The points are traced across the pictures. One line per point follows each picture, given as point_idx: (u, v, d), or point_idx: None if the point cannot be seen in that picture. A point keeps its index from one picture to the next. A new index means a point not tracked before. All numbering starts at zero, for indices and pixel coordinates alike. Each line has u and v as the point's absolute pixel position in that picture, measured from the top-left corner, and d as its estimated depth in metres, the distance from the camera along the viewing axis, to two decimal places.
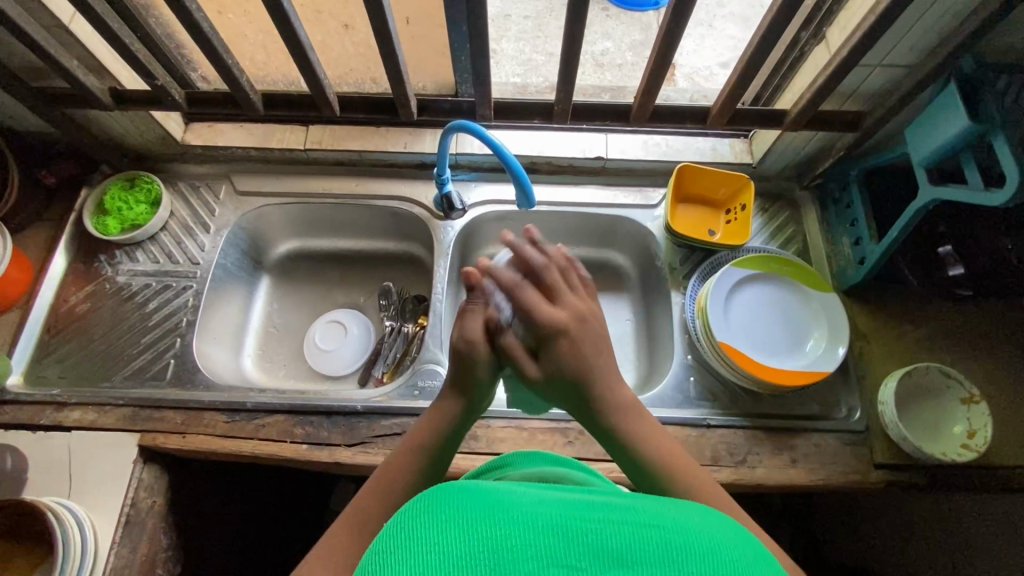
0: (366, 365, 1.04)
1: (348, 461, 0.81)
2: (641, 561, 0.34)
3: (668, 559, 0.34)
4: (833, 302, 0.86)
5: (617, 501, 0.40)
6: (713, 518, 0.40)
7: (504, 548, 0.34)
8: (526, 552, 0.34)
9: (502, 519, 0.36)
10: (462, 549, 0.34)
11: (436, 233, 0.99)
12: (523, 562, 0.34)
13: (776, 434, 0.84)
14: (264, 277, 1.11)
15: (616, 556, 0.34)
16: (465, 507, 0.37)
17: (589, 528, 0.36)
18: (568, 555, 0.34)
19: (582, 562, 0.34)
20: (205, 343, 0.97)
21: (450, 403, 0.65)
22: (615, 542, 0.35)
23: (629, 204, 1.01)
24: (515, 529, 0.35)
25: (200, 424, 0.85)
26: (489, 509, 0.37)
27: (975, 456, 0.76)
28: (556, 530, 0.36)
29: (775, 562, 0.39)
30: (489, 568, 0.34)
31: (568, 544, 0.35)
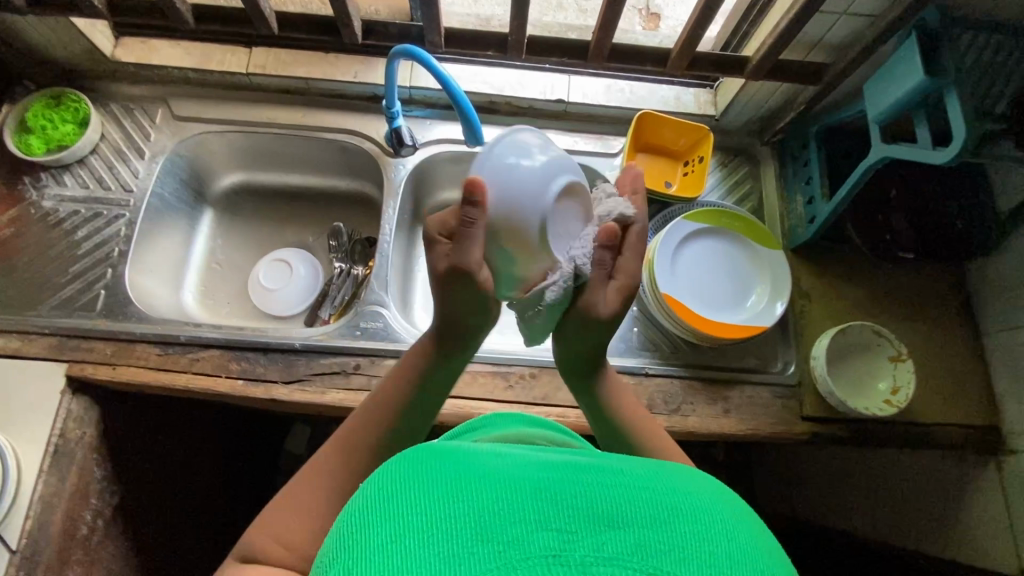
0: (313, 305, 1.02)
1: (284, 398, 0.80)
2: (631, 522, 0.33)
3: (658, 520, 0.33)
4: (778, 258, 0.87)
5: (605, 465, 0.39)
6: (700, 480, 0.39)
7: (490, 512, 0.32)
8: (512, 516, 0.32)
9: (487, 481, 0.34)
10: (448, 511, 0.32)
11: (387, 171, 0.95)
12: (508, 525, 0.32)
13: (713, 385, 0.86)
14: (208, 210, 1.07)
15: (605, 517, 0.33)
16: (447, 470, 0.35)
17: (580, 491, 0.34)
18: (557, 518, 0.32)
19: (570, 523, 0.32)
20: (140, 275, 0.93)
21: (427, 335, 0.63)
22: (604, 505, 0.33)
23: (589, 151, 0.99)
24: (500, 492, 0.34)
25: (130, 356, 0.82)
26: (473, 471, 0.35)
27: (895, 411, 0.80)
28: (542, 492, 0.34)
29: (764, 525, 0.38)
30: (476, 530, 0.32)
31: (555, 506, 0.33)
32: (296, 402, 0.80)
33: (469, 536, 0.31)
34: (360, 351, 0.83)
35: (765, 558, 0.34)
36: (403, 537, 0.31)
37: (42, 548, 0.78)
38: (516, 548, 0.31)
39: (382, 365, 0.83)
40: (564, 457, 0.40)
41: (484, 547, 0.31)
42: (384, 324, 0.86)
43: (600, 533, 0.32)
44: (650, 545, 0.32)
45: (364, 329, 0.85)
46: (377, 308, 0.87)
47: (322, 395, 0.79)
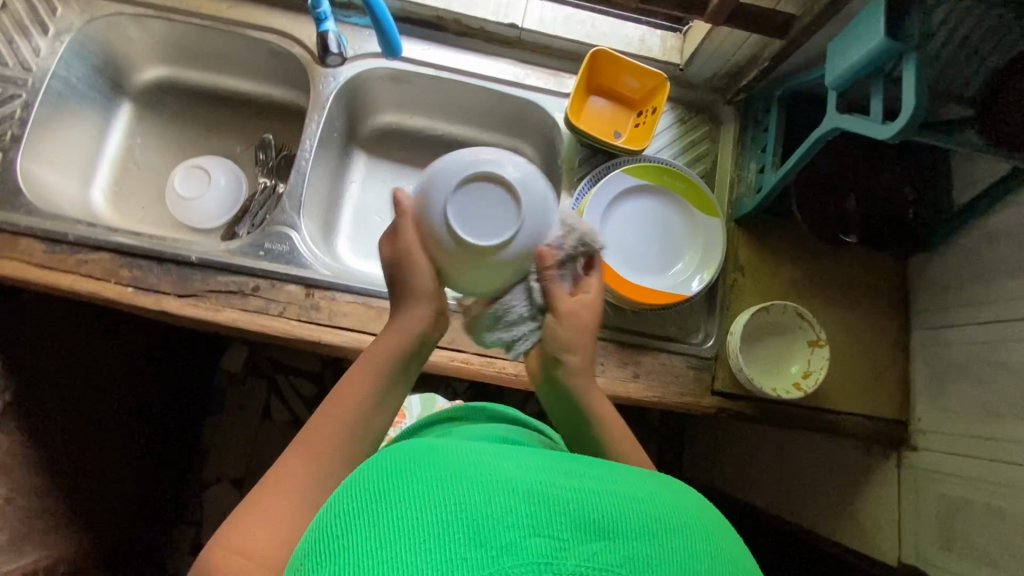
0: (232, 221, 0.96)
1: (174, 311, 0.76)
2: (623, 532, 0.33)
3: (646, 531, 0.34)
4: (714, 225, 0.82)
5: (598, 468, 0.39)
6: (685, 490, 0.40)
7: (483, 516, 0.32)
8: (508, 521, 0.32)
9: (484, 482, 0.34)
10: (440, 516, 0.32)
11: (316, 81, 0.88)
12: (500, 531, 0.32)
13: (627, 349, 0.84)
14: (126, 103, 0.99)
15: (597, 527, 0.33)
16: (439, 470, 0.35)
17: (575, 497, 0.34)
18: (551, 525, 0.33)
19: (563, 532, 0.32)
20: (38, 165, 0.86)
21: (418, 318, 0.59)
22: (597, 513, 0.34)
23: (539, 88, 0.92)
24: (493, 494, 0.33)
25: (13, 249, 0.77)
26: (466, 470, 0.35)
27: (801, 396, 0.78)
28: (537, 495, 0.34)
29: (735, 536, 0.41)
30: (470, 536, 0.31)
31: (549, 513, 0.33)
32: (187, 316, 0.76)
33: (460, 542, 0.31)
34: (261, 272, 0.78)
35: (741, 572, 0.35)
36: (393, 540, 0.31)
37: None
38: (508, 555, 0.31)
39: (283, 290, 0.78)
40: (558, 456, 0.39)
41: (477, 554, 0.31)
42: (291, 247, 0.81)
43: (587, 542, 0.33)
44: (637, 559, 0.33)
45: (268, 250, 0.80)
46: (286, 229, 0.82)
47: (213, 313, 0.76)
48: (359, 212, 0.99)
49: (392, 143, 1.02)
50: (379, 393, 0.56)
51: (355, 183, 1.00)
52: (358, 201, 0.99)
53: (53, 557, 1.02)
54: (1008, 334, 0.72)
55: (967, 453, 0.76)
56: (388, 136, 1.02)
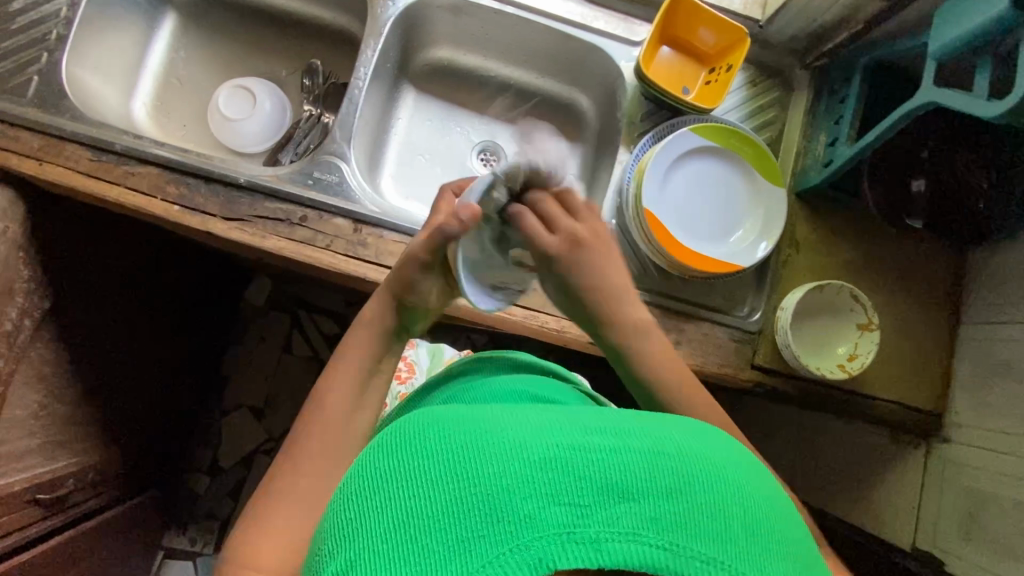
0: (274, 147, 0.93)
1: (221, 234, 0.75)
2: (644, 492, 0.35)
3: (670, 489, 0.36)
4: (779, 197, 0.79)
5: (618, 429, 0.40)
6: (709, 440, 0.42)
7: (500, 488, 0.35)
8: (526, 490, 0.35)
9: (500, 454, 0.36)
10: (459, 493, 0.35)
11: (374, 5, 0.84)
12: (520, 503, 0.34)
13: (671, 314, 0.83)
14: (170, 13, 0.95)
15: (617, 490, 0.35)
16: (455, 447, 0.38)
17: (593, 463, 0.36)
18: (570, 492, 0.35)
19: (586, 499, 0.35)
20: (83, 69, 0.83)
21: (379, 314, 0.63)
22: (616, 474, 0.36)
23: (606, 34, 0.87)
24: (511, 468, 0.36)
25: (59, 155, 0.75)
26: (483, 444, 0.37)
27: (844, 377, 0.77)
28: (555, 465, 0.36)
29: (761, 470, 0.43)
30: (488, 508, 0.34)
31: (568, 481, 0.35)
32: (233, 240, 0.75)
33: (484, 518, 0.34)
34: (309, 203, 0.76)
35: (762, 517, 0.37)
36: (416, 521, 0.35)
37: None
38: (529, 526, 0.34)
39: (330, 223, 0.77)
40: (576, 420, 0.41)
41: (498, 526, 0.34)
42: (340, 179, 0.78)
43: (611, 505, 0.35)
44: (661, 517, 0.35)
45: (317, 180, 0.78)
46: (335, 160, 0.80)
47: (259, 240, 0.74)
48: (405, 151, 0.96)
49: (443, 80, 0.98)
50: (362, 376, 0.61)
51: (402, 120, 0.97)
52: (404, 139, 0.96)
53: (81, 463, 1.04)
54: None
55: (1006, 449, 0.75)
56: (439, 73, 0.98)
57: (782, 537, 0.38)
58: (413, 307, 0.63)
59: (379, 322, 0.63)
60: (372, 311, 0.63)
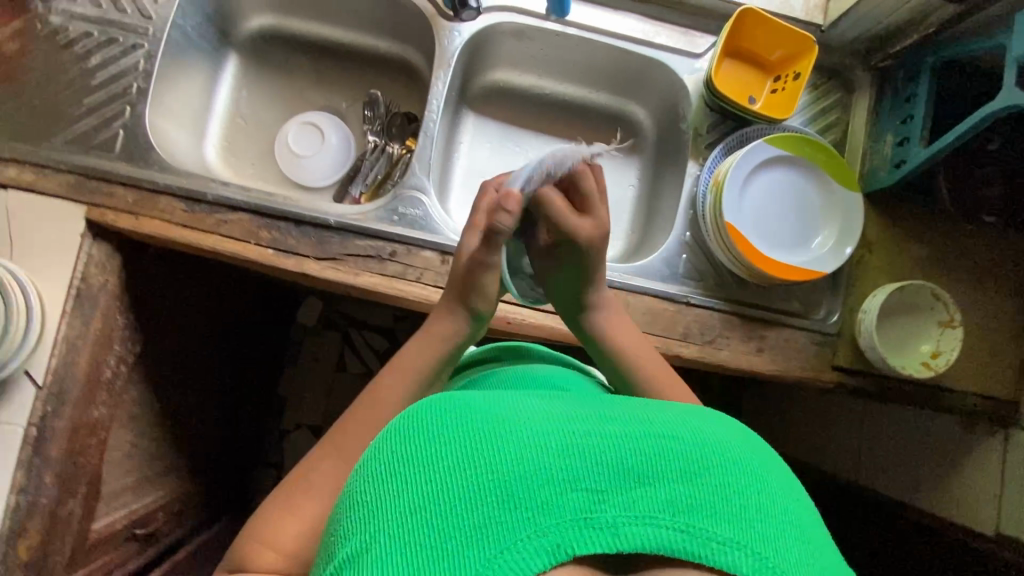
0: (343, 181, 0.95)
1: (316, 275, 0.77)
2: (663, 477, 0.35)
3: (689, 473, 0.35)
4: (855, 202, 0.80)
5: (629, 414, 0.40)
6: (725, 424, 0.42)
7: (515, 473, 0.35)
8: (543, 475, 0.34)
9: (516, 440, 0.36)
10: (473, 479, 0.35)
11: (439, 36, 0.85)
12: (537, 489, 0.34)
13: (750, 322, 0.84)
14: (232, 54, 0.96)
15: (635, 474, 0.35)
16: (464, 430, 0.37)
17: (607, 447, 0.36)
18: (587, 477, 0.34)
19: (602, 484, 0.34)
20: (161, 119, 0.85)
21: (455, 323, 0.66)
22: (635, 460, 0.35)
23: (668, 48, 0.88)
24: (525, 453, 0.35)
25: (154, 208, 0.77)
26: (492, 428, 0.37)
27: (931, 375, 0.78)
28: (568, 450, 0.35)
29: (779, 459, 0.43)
30: (502, 494, 0.34)
31: (583, 467, 0.35)
32: (328, 280, 0.77)
33: (496, 504, 0.34)
34: (397, 238, 0.78)
35: (784, 504, 0.37)
36: (426, 506, 0.34)
37: (67, 387, 0.77)
38: (546, 512, 0.33)
39: (419, 256, 0.78)
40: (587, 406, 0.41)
41: (513, 513, 0.33)
42: (424, 213, 0.80)
43: (628, 490, 0.34)
44: (681, 501, 0.34)
45: (401, 215, 0.80)
46: (416, 193, 0.81)
47: (354, 279, 0.76)
48: (469, 174, 0.97)
49: (500, 102, 1.00)
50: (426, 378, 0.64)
51: (464, 144, 0.98)
52: (467, 162, 0.98)
53: (167, 495, 1.07)
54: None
55: None
56: (496, 95, 0.99)
57: (805, 526, 0.37)
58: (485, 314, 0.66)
59: (455, 330, 0.66)
60: (447, 320, 0.66)
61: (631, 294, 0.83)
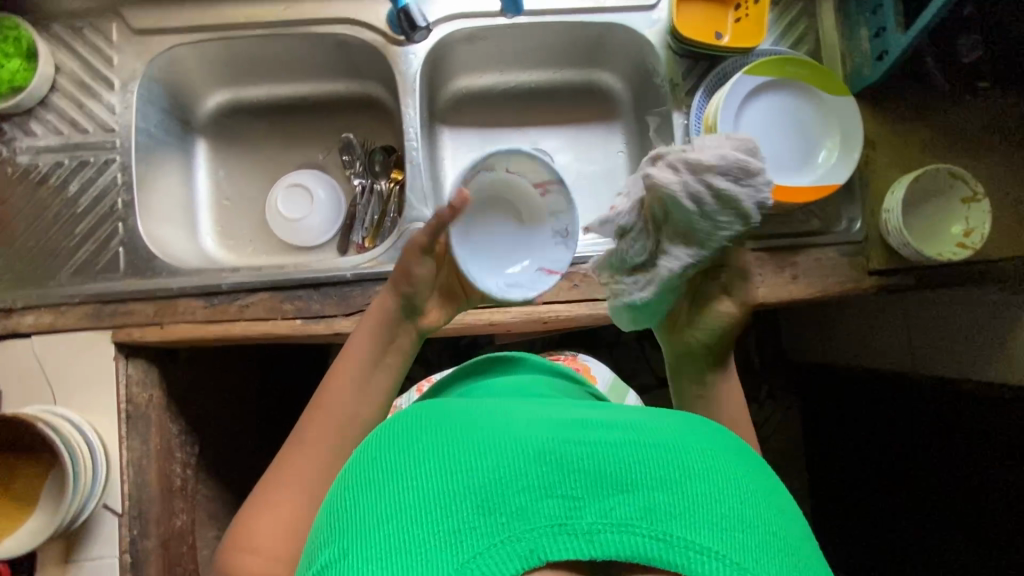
0: (342, 231, 0.95)
1: (348, 331, 0.77)
2: (639, 484, 0.39)
3: (666, 481, 0.39)
4: (849, 106, 0.79)
5: (611, 424, 0.44)
6: (703, 436, 0.45)
7: (495, 484, 0.38)
8: (520, 485, 0.38)
9: (499, 452, 0.40)
10: (453, 489, 0.38)
11: (396, 62, 0.84)
12: (516, 496, 0.38)
13: (778, 253, 0.84)
14: (199, 139, 0.96)
15: (614, 482, 0.39)
16: (451, 445, 0.41)
17: (588, 456, 0.40)
18: (565, 485, 0.38)
19: (578, 491, 0.38)
20: (154, 224, 0.85)
21: (384, 305, 0.66)
22: (613, 469, 0.39)
23: (621, 9, 0.87)
24: (507, 461, 0.39)
25: (175, 313, 0.77)
26: (477, 442, 0.41)
27: (970, 253, 0.78)
28: (548, 459, 0.39)
29: (760, 467, 0.46)
30: (482, 503, 0.37)
31: (562, 474, 0.39)
32: None
33: (476, 509, 0.37)
34: None
35: (757, 505, 0.40)
36: (407, 510, 0.37)
37: (146, 507, 0.77)
38: (522, 518, 0.37)
39: None
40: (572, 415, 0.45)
41: (489, 519, 0.37)
42: None
43: (605, 498, 0.38)
44: (656, 506, 0.38)
45: None
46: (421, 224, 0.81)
47: None
48: None
49: (470, 110, 0.99)
50: (368, 373, 0.64)
51: (447, 160, 0.98)
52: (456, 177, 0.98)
53: None
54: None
55: None
56: (464, 104, 0.99)
57: (784, 532, 0.40)
58: (415, 296, 0.66)
59: (385, 314, 0.66)
60: (380, 306, 0.67)
61: None
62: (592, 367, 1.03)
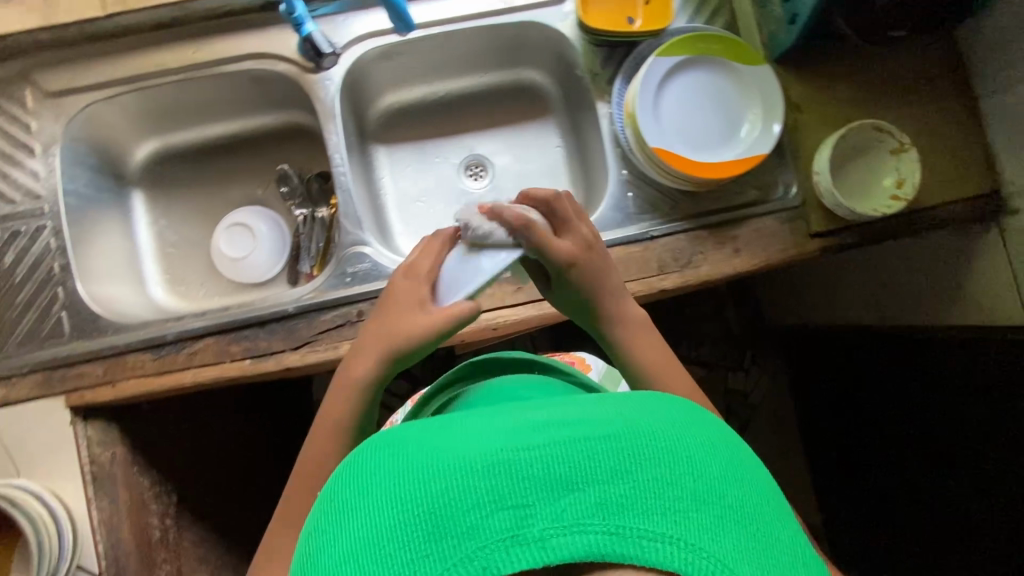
0: (290, 263, 0.95)
1: (298, 364, 0.77)
2: (592, 479, 0.36)
3: (620, 472, 0.36)
4: (767, 74, 0.79)
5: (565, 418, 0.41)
6: (663, 413, 0.43)
7: (441, 503, 0.36)
8: (468, 501, 0.36)
9: (444, 469, 0.37)
10: (400, 518, 0.36)
11: (313, 91, 0.83)
12: (463, 515, 0.35)
13: (718, 229, 0.84)
14: (134, 190, 0.96)
15: (564, 482, 0.36)
16: (398, 473, 0.38)
17: (535, 458, 0.37)
18: (513, 493, 0.36)
19: (529, 497, 0.35)
20: (97, 283, 0.85)
21: (361, 369, 0.66)
22: (563, 467, 0.36)
23: (531, 6, 0.86)
24: (452, 478, 0.37)
25: (125, 369, 0.78)
26: (423, 464, 0.38)
27: (904, 205, 0.78)
28: (494, 468, 0.37)
29: (727, 436, 0.44)
30: (430, 528, 0.35)
31: (510, 481, 0.36)
32: (311, 364, 0.77)
33: (425, 537, 0.35)
34: (357, 296, 0.78)
35: (720, 481, 0.38)
36: (358, 552, 0.36)
37: (123, 564, 0.77)
38: (472, 536, 0.34)
39: None
40: (523, 416, 0.42)
41: (438, 544, 0.34)
42: (372, 263, 0.80)
43: (557, 500, 0.35)
44: (610, 502, 0.35)
45: (352, 274, 0.80)
46: (358, 248, 0.81)
47: (333, 353, 0.76)
48: (402, 204, 0.98)
49: (402, 124, 0.99)
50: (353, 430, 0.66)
51: (385, 178, 0.98)
52: (396, 194, 0.98)
53: None
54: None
55: None
56: (394, 120, 0.99)
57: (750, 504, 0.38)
58: (390, 359, 0.66)
59: (362, 377, 0.66)
60: (354, 364, 0.66)
61: None
62: (586, 358, 1.05)
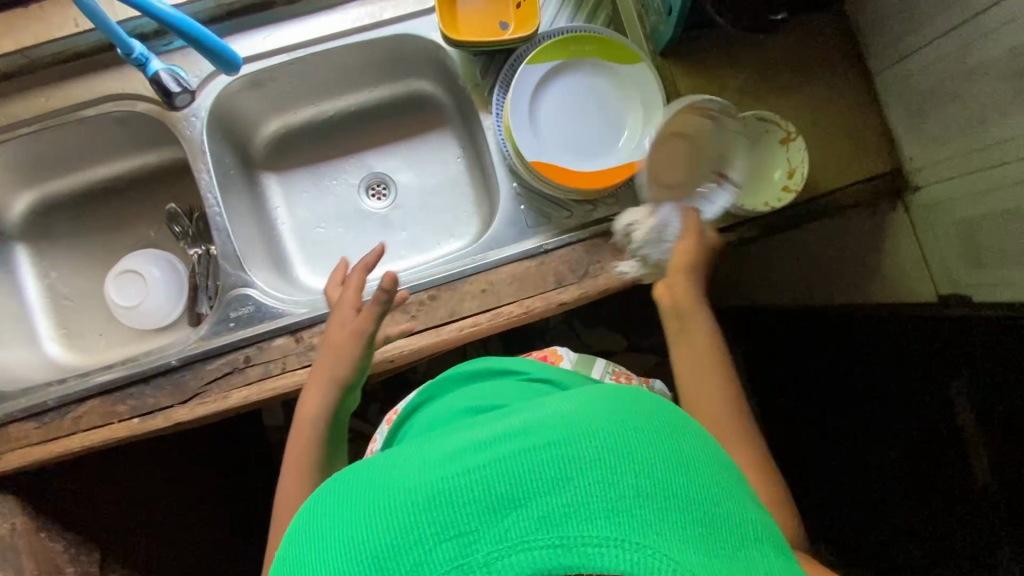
0: (188, 305, 0.91)
1: (187, 419, 0.74)
2: (532, 493, 0.33)
3: (561, 480, 0.34)
4: (644, 73, 0.76)
5: (507, 428, 0.38)
6: (608, 405, 0.39)
7: (385, 544, 0.33)
8: (411, 537, 0.33)
9: (385, 509, 0.35)
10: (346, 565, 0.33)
11: (178, 130, 0.81)
12: (406, 553, 0.33)
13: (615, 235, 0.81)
14: (18, 246, 0.92)
15: (506, 500, 0.33)
16: (341, 519, 0.36)
17: (475, 481, 0.34)
18: (454, 521, 0.33)
19: (472, 524, 0.33)
20: None
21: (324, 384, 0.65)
22: (504, 485, 0.34)
23: (401, 18, 0.83)
24: (394, 518, 0.34)
25: (10, 440, 0.75)
26: (367, 506, 0.36)
27: (794, 195, 0.75)
28: (435, 499, 0.34)
29: (678, 417, 0.41)
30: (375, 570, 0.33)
31: (451, 509, 0.33)
32: (200, 417, 0.75)
33: None
34: (240, 340, 0.76)
35: (668, 472, 0.35)
36: None
37: None
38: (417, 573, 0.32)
39: (273, 347, 0.76)
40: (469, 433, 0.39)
41: None
42: (255, 305, 0.79)
43: (500, 520, 0.33)
44: (553, 514, 0.33)
45: (236, 318, 0.78)
46: (241, 290, 0.80)
47: (221, 403, 0.74)
48: (301, 232, 0.94)
49: (294, 150, 0.95)
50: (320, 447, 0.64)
51: (280, 207, 0.94)
52: (293, 224, 0.94)
53: None
54: (980, 24, 0.64)
55: (963, 172, 0.74)
56: (284, 145, 0.95)
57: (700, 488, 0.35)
58: (350, 368, 0.65)
59: (323, 392, 0.65)
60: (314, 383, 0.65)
61: (492, 272, 0.79)
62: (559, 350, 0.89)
